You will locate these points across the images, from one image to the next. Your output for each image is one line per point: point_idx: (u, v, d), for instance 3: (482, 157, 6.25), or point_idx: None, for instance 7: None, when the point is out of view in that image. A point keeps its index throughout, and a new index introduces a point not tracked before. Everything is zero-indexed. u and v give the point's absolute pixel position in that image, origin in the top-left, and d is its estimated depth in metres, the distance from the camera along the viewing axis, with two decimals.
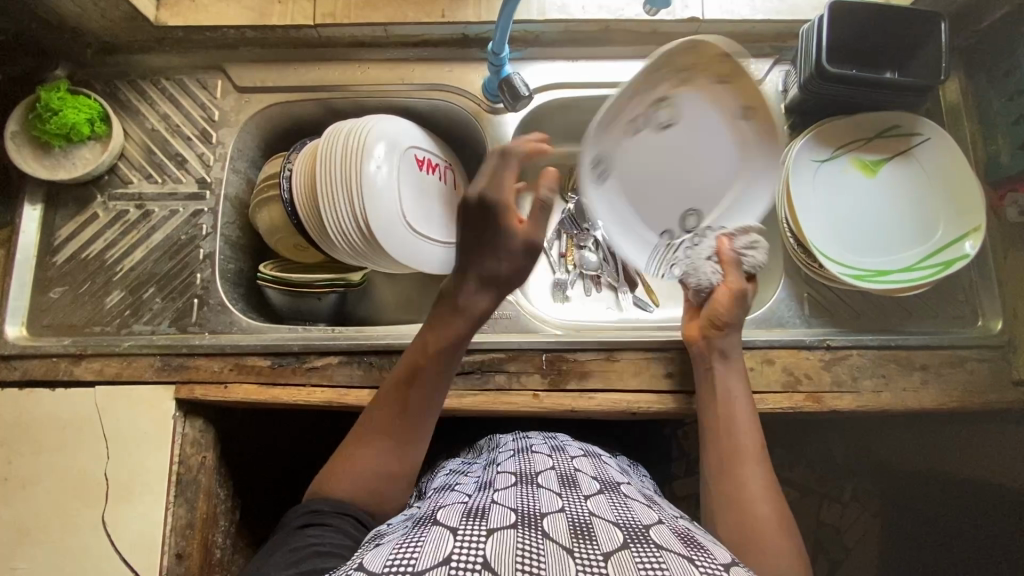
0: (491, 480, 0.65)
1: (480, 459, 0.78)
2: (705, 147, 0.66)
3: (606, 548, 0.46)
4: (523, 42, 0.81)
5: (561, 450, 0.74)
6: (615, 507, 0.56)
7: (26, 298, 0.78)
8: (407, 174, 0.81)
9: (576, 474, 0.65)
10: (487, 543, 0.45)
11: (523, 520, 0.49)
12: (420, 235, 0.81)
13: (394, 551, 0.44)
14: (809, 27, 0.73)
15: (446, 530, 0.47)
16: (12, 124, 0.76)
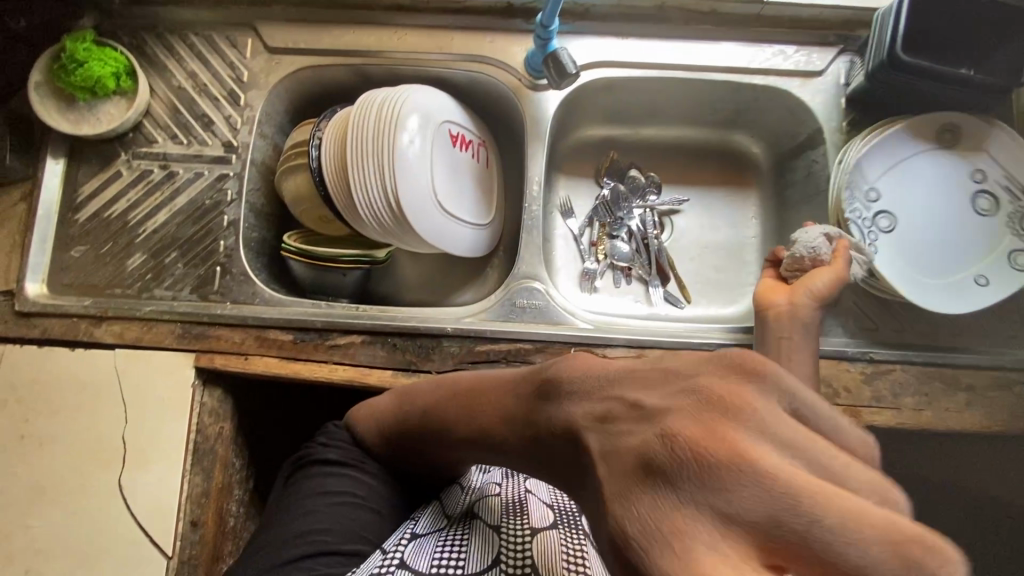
0: None
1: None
2: (927, 183, 0.72)
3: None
4: (571, 15, 0.76)
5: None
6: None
7: (46, 255, 0.76)
8: (442, 149, 0.78)
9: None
10: (532, 544, 0.48)
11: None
12: (449, 215, 0.78)
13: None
14: (887, 10, 0.68)
15: (489, 528, 0.50)
16: (36, 73, 0.74)
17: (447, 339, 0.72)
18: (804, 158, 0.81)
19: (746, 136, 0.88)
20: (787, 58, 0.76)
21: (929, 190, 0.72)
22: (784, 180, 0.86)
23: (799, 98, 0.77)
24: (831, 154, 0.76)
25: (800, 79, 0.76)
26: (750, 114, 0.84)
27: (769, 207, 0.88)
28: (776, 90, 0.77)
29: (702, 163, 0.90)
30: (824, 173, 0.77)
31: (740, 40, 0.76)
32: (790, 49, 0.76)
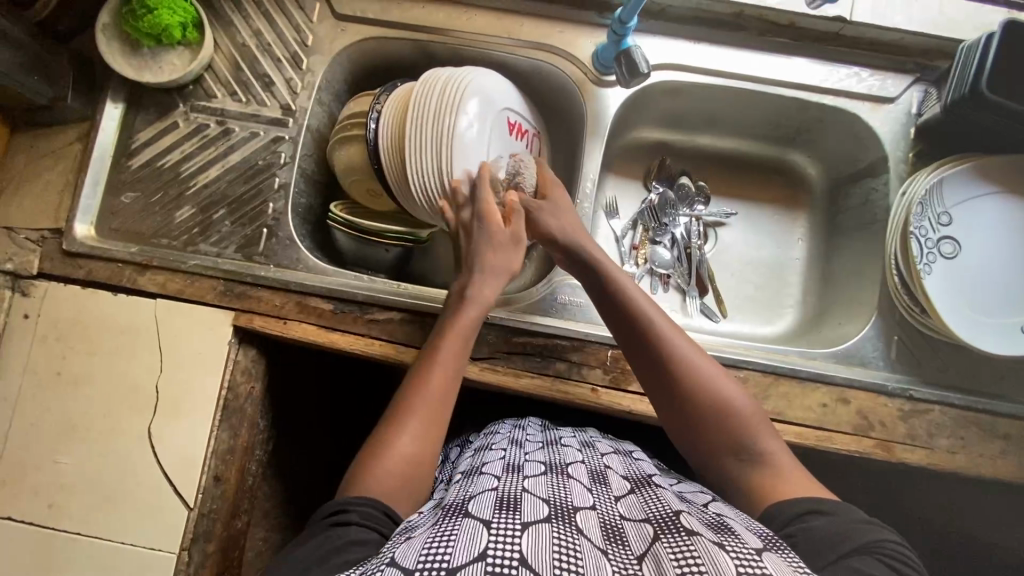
0: (522, 438, 0.73)
1: (503, 432, 0.76)
2: (995, 227, 0.70)
3: (638, 551, 0.44)
4: (646, 14, 0.75)
5: (591, 445, 0.72)
6: (646, 501, 0.54)
7: (97, 198, 0.77)
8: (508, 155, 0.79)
9: (606, 471, 0.63)
10: (523, 538, 0.41)
11: (557, 513, 0.46)
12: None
13: (427, 543, 0.41)
14: (974, 42, 0.66)
15: (479, 521, 0.43)
16: (105, 16, 0.74)
17: (485, 326, 0.72)
18: (862, 186, 0.80)
19: (803, 155, 0.87)
20: (861, 81, 0.75)
21: (996, 235, 0.70)
22: (838, 205, 0.84)
23: (868, 124, 0.75)
24: (894, 184, 0.74)
25: (872, 104, 0.75)
26: (813, 134, 0.82)
27: (817, 230, 0.87)
28: (845, 113, 0.76)
29: (753, 179, 0.89)
30: (882, 203, 0.76)
31: (816, 58, 0.75)
32: (865, 72, 0.75)
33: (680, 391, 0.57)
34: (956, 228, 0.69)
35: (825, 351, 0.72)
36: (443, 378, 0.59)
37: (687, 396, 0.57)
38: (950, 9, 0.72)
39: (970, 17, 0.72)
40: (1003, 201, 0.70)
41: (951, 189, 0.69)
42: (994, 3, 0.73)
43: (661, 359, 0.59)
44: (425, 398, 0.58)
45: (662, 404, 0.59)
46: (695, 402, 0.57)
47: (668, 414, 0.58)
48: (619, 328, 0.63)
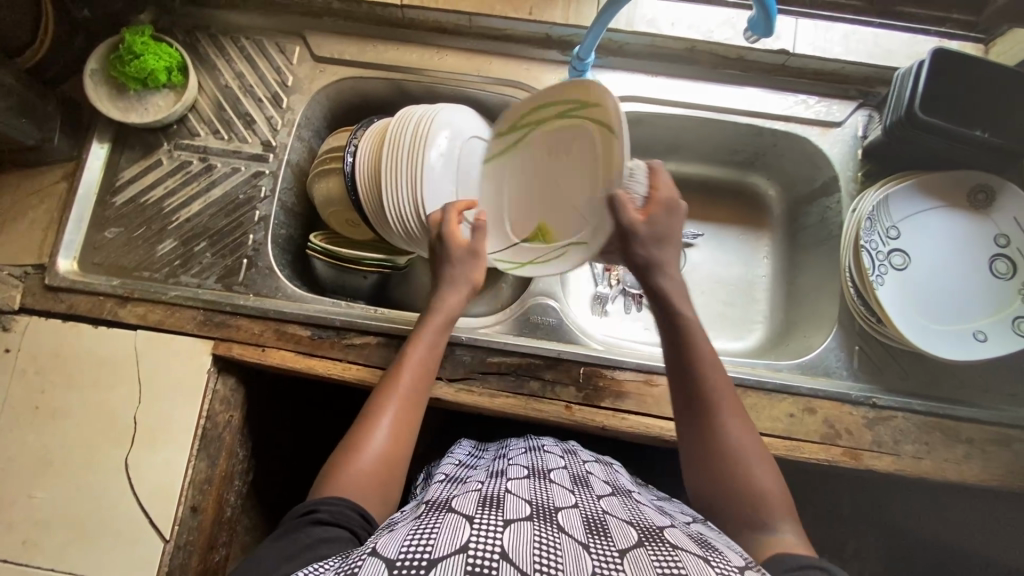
0: (505, 451, 0.73)
1: (489, 453, 0.76)
2: (940, 240, 0.74)
3: (622, 545, 0.44)
4: (605, 51, 0.80)
5: (573, 453, 0.73)
6: (628, 509, 0.55)
7: (80, 234, 0.79)
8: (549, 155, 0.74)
9: (588, 476, 0.65)
10: (504, 533, 0.42)
11: (538, 514, 0.47)
12: (519, 220, 0.77)
13: (409, 535, 0.42)
14: (907, 70, 0.71)
15: (462, 517, 0.44)
16: (92, 61, 0.77)
17: (460, 348, 0.73)
18: (818, 205, 0.84)
19: (763, 177, 0.91)
20: (808, 107, 0.80)
21: (941, 247, 0.74)
22: (797, 224, 0.88)
23: (818, 147, 0.80)
24: (846, 202, 0.79)
25: (820, 129, 0.80)
26: (770, 158, 0.86)
27: (780, 248, 0.91)
28: (796, 137, 0.80)
29: (717, 201, 0.93)
30: (837, 220, 0.80)
31: (765, 87, 0.80)
32: (812, 99, 0.80)
33: (702, 414, 0.57)
34: (903, 242, 0.73)
35: (789, 362, 0.75)
36: (417, 375, 0.61)
37: (712, 421, 0.57)
38: (885, 41, 0.78)
39: (905, 47, 0.78)
40: (947, 217, 0.74)
41: (896, 205, 0.73)
42: (926, 34, 0.79)
43: (699, 383, 0.59)
44: (397, 399, 0.59)
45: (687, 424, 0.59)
46: (713, 430, 0.57)
47: (684, 431, 0.59)
48: (669, 342, 0.61)
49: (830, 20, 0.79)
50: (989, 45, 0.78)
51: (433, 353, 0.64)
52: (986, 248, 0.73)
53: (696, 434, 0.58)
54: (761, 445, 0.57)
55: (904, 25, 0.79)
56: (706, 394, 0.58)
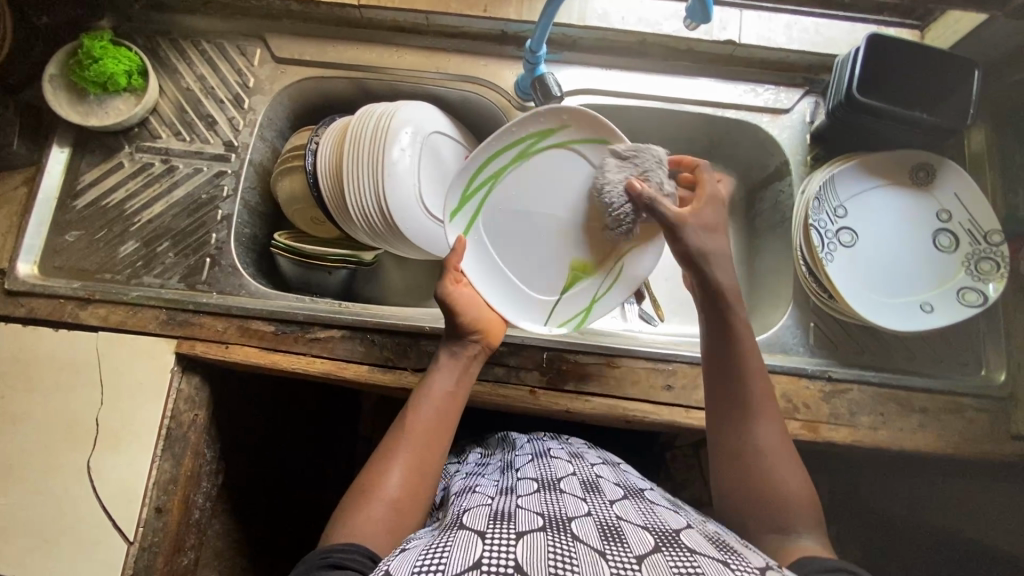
0: (511, 461, 0.69)
1: (495, 460, 0.73)
2: (884, 217, 0.77)
3: (638, 551, 0.42)
4: (559, 45, 0.83)
5: (580, 457, 0.68)
6: (642, 512, 0.52)
7: (41, 238, 0.79)
8: (539, 194, 0.70)
9: (599, 479, 0.61)
10: (517, 547, 0.41)
11: (552, 524, 0.45)
12: (557, 271, 0.73)
13: (422, 556, 0.41)
14: (846, 56, 0.74)
15: (474, 534, 0.43)
16: (52, 66, 0.78)
17: (424, 338, 0.74)
18: (772, 189, 0.86)
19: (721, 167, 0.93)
20: (757, 95, 0.82)
21: (886, 224, 0.77)
22: (754, 209, 0.91)
23: (768, 133, 0.82)
24: (796, 184, 0.81)
25: (769, 115, 0.82)
26: (724, 147, 0.89)
27: (740, 233, 0.93)
28: (746, 124, 0.83)
29: None
30: (789, 203, 0.83)
31: (714, 77, 0.83)
32: (761, 87, 0.83)
33: (744, 404, 0.57)
34: (850, 220, 0.76)
35: None
36: (435, 417, 0.59)
37: (749, 408, 0.57)
38: (826, 29, 0.82)
39: (845, 35, 0.82)
40: (890, 195, 0.77)
41: (842, 184, 0.76)
42: (864, 22, 0.82)
43: (738, 386, 0.58)
44: (411, 440, 0.57)
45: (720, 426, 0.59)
46: (744, 415, 0.57)
47: (712, 407, 0.60)
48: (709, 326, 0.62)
49: (773, 10, 0.82)
50: (924, 30, 0.82)
51: (453, 397, 0.62)
52: (929, 224, 0.76)
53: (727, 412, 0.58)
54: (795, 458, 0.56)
55: (843, 14, 0.82)
56: (744, 381, 0.58)
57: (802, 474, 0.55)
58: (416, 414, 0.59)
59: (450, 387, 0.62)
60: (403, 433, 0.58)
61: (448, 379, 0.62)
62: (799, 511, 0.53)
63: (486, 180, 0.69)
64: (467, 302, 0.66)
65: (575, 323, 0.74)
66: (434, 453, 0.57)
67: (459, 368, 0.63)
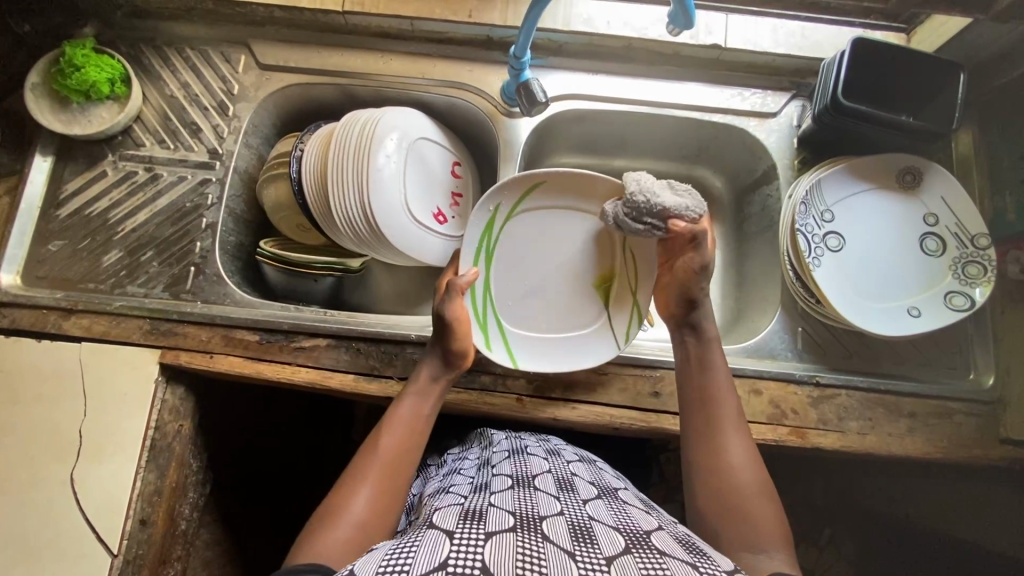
0: (489, 458, 0.69)
1: (472, 456, 0.72)
2: (871, 221, 0.77)
3: (608, 552, 0.41)
4: (545, 50, 0.82)
5: (556, 454, 0.68)
6: (615, 512, 0.51)
7: (24, 248, 0.78)
8: (537, 239, 0.73)
9: (573, 477, 0.60)
10: (485, 547, 0.40)
11: (522, 524, 0.45)
12: (587, 302, 0.75)
13: (388, 555, 0.40)
14: (831, 60, 0.74)
15: (442, 533, 0.42)
16: (33, 75, 0.77)
17: (410, 346, 0.74)
18: (760, 194, 0.86)
19: (710, 172, 0.93)
20: (744, 99, 0.82)
21: (873, 229, 0.76)
22: (743, 213, 0.90)
23: (755, 137, 0.82)
24: (783, 188, 0.81)
25: (756, 119, 0.82)
26: (712, 151, 0.89)
27: (729, 237, 0.92)
28: (734, 128, 0.83)
29: None
30: (777, 207, 0.82)
31: (701, 81, 0.82)
32: (748, 91, 0.82)
33: (715, 424, 0.59)
34: (837, 225, 0.76)
35: (736, 347, 0.76)
36: (407, 433, 0.61)
37: (720, 429, 0.58)
38: (813, 33, 0.81)
39: (831, 39, 0.81)
40: (877, 200, 0.77)
41: (828, 189, 0.76)
42: (851, 26, 0.82)
43: (707, 394, 0.61)
44: (382, 454, 0.58)
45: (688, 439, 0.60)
46: (716, 434, 0.58)
47: (686, 427, 0.61)
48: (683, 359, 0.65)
49: (759, 14, 0.82)
50: (910, 33, 0.81)
51: (426, 418, 0.63)
52: (916, 228, 0.76)
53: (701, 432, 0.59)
54: (761, 472, 0.56)
55: (829, 17, 0.82)
56: (715, 406, 0.60)
57: (770, 498, 0.54)
58: (388, 434, 0.60)
59: (422, 410, 0.63)
60: (374, 454, 0.58)
61: (420, 404, 0.64)
62: (768, 531, 0.52)
63: (484, 298, 0.73)
64: (462, 327, 0.67)
65: (636, 325, 0.73)
66: (402, 474, 0.58)
67: (432, 394, 0.65)
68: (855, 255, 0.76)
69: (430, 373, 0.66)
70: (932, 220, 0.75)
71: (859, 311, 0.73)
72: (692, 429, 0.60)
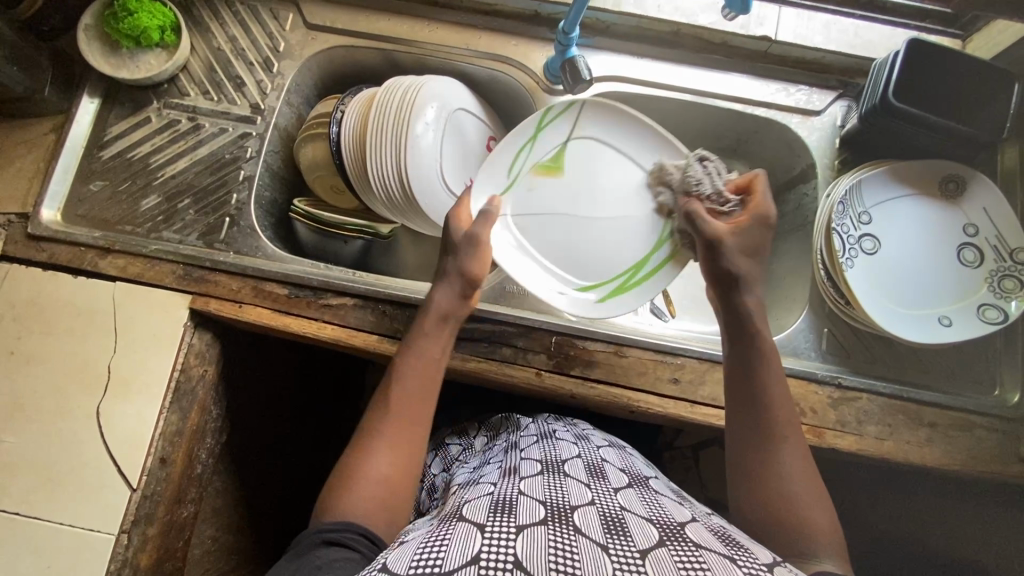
0: (516, 441, 0.69)
1: (501, 440, 0.73)
2: (907, 226, 0.76)
3: (641, 545, 0.42)
4: (592, 30, 0.82)
5: (585, 438, 0.68)
6: (646, 502, 0.52)
7: (65, 186, 0.80)
8: (566, 230, 0.76)
9: (603, 464, 0.61)
10: (517, 540, 0.41)
11: (553, 514, 0.45)
12: (581, 152, 0.76)
13: (420, 549, 0.41)
14: (883, 60, 0.73)
15: (473, 527, 0.43)
16: (88, 17, 0.78)
17: None
18: (796, 192, 0.85)
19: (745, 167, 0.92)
20: (789, 95, 0.81)
21: (910, 234, 0.76)
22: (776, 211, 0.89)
23: (797, 134, 0.81)
24: (821, 188, 0.80)
25: (801, 116, 0.81)
26: (750, 145, 0.87)
27: None
28: (777, 124, 0.81)
29: None
30: (812, 206, 0.81)
31: (747, 74, 0.81)
32: (794, 87, 0.81)
33: (765, 430, 0.57)
34: (874, 229, 0.75)
35: None
36: (417, 383, 0.60)
37: (773, 436, 0.57)
38: (865, 32, 0.80)
39: (884, 40, 0.80)
40: (917, 205, 0.76)
41: (867, 190, 0.75)
42: (905, 28, 0.81)
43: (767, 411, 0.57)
44: (394, 410, 0.58)
45: (740, 457, 0.57)
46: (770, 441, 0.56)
47: (735, 446, 0.58)
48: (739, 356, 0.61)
49: (812, 9, 0.81)
50: (966, 40, 0.80)
51: (435, 364, 0.62)
52: (952, 237, 0.75)
53: (738, 429, 0.58)
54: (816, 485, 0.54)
55: (884, 18, 0.81)
56: (769, 409, 0.58)
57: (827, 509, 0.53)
58: (399, 384, 0.60)
59: (429, 356, 0.62)
60: (387, 410, 0.58)
61: (430, 348, 0.63)
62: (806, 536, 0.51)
63: (630, 273, 0.76)
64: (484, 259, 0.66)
65: (554, 108, 0.73)
66: (417, 425, 0.58)
67: (442, 336, 0.64)
68: (889, 259, 0.75)
69: (438, 318, 0.64)
70: (971, 229, 0.74)
71: (891, 316, 0.72)
72: (745, 446, 0.57)
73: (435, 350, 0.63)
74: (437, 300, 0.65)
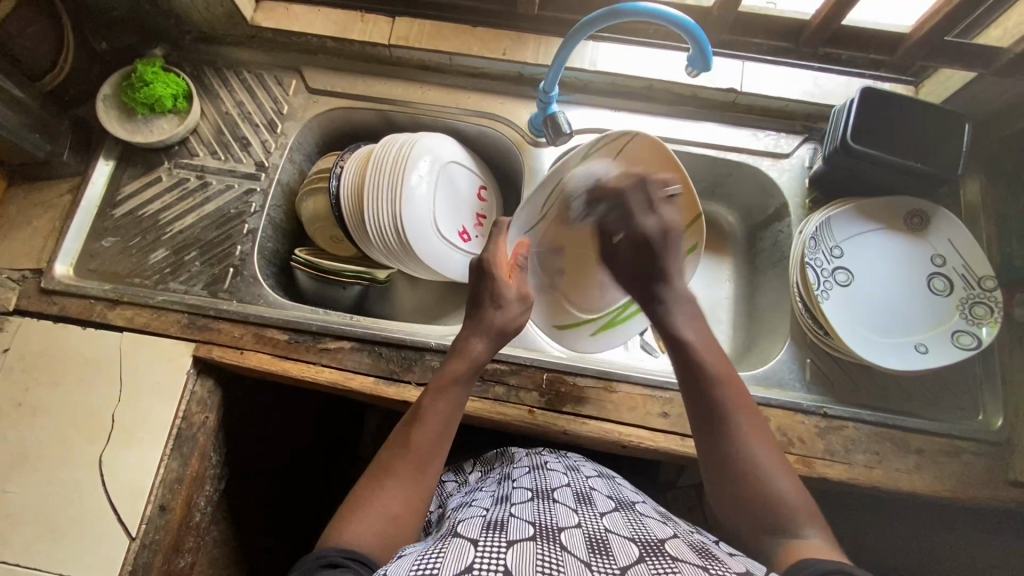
0: (508, 474, 0.71)
1: (494, 473, 0.75)
2: (877, 259, 0.80)
3: (622, 562, 0.43)
4: (572, 88, 0.89)
5: (576, 470, 0.69)
6: (631, 523, 0.53)
7: (78, 243, 0.84)
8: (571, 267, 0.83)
9: (592, 492, 0.62)
10: (507, 554, 0.42)
11: (542, 533, 0.47)
12: None
13: (416, 562, 0.42)
14: (841, 107, 0.79)
15: (467, 542, 0.44)
16: (106, 88, 0.85)
17: (429, 353, 0.78)
18: (772, 230, 0.90)
19: (724, 208, 0.97)
20: (758, 140, 0.87)
21: (881, 266, 0.79)
22: (755, 248, 0.93)
23: (768, 176, 0.86)
24: (795, 225, 0.84)
25: (770, 159, 0.86)
26: (725, 186, 0.93)
27: (741, 272, 0.95)
28: (748, 166, 0.87)
29: None
30: (788, 242, 0.85)
31: (718, 122, 0.87)
32: (762, 133, 0.87)
33: (717, 419, 0.57)
34: (846, 263, 0.79)
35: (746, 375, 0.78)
36: (437, 430, 0.61)
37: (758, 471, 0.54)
38: (824, 82, 0.87)
39: (842, 88, 0.87)
40: (886, 238, 0.80)
41: (836, 226, 0.79)
42: (861, 77, 0.88)
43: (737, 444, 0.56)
44: (411, 453, 0.59)
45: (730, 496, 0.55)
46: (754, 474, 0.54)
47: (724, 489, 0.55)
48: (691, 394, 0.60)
49: (773, 63, 0.88)
50: (919, 85, 0.86)
51: (454, 413, 0.63)
52: (921, 268, 0.79)
53: (697, 424, 0.59)
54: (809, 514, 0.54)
55: (840, 69, 0.88)
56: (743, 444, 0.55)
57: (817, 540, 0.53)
58: (422, 428, 0.60)
59: (450, 405, 0.63)
60: (405, 451, 0.59)
61: (452, 397, 0.63)
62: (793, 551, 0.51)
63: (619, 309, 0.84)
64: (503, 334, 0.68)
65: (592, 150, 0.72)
66: (432, 470, 0.59)
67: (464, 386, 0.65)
68: (863, 290, 0.78)
69: (464, 370, 0.65)
70: (939, 259, 0.78)
71: (868, 344, 0.75)
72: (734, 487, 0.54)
73: (456, 398, 0.64)
74: (470, 347, 0.66)
